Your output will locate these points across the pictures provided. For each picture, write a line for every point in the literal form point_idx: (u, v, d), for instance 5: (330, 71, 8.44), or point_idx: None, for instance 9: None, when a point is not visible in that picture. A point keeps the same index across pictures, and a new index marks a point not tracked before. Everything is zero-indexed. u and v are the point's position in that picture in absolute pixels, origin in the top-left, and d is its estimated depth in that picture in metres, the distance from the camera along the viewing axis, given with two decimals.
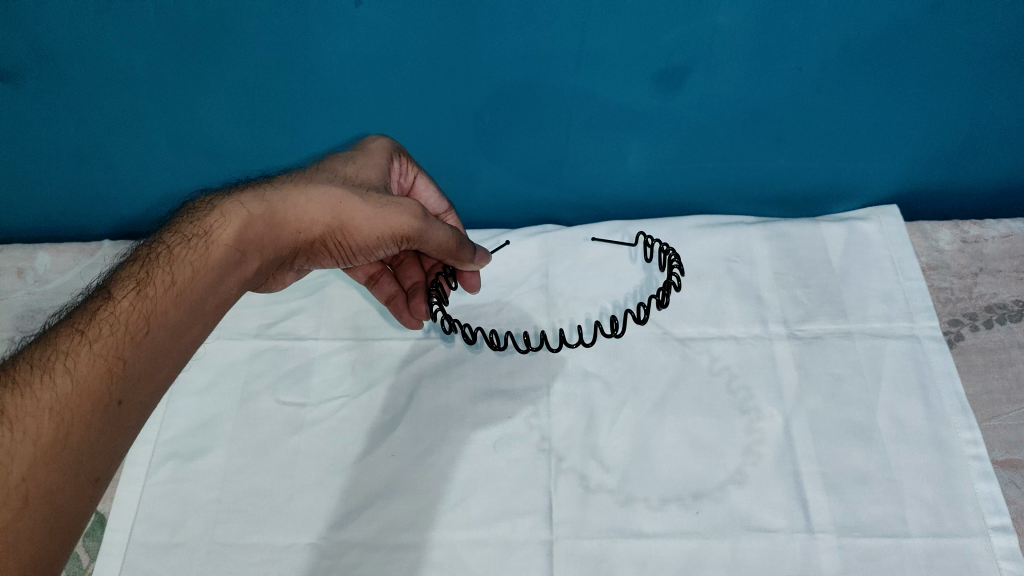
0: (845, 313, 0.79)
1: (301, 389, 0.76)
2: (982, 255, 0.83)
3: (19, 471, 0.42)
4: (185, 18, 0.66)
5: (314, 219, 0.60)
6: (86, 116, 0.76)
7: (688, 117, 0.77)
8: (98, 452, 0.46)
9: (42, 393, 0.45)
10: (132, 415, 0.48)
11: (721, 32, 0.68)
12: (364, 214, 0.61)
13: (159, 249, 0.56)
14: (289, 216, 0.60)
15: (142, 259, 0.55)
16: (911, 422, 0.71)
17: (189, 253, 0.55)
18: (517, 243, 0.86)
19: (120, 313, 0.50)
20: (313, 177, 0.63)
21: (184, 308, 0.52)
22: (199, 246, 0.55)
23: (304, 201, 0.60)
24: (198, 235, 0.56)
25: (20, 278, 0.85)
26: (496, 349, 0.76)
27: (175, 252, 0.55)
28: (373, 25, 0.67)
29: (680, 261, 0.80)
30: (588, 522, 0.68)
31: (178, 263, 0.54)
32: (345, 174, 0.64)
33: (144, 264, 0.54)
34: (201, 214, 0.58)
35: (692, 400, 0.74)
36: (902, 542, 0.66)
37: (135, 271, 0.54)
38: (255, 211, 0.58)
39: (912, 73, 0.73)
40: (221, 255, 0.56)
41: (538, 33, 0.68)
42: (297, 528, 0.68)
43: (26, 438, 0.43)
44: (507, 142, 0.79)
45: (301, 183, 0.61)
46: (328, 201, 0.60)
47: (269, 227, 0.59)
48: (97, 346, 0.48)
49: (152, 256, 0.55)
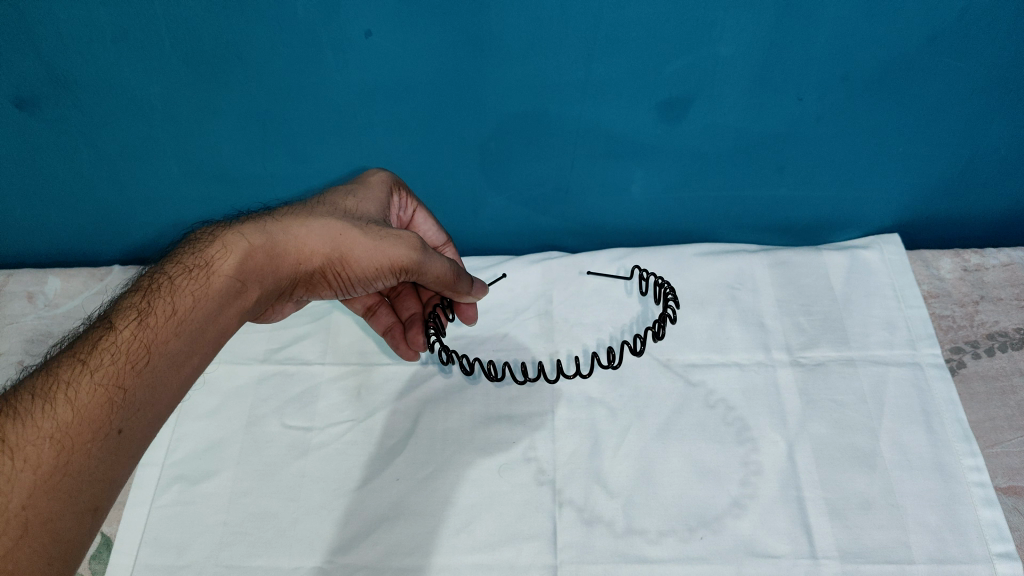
0: (847, 340, 0.79)
1: (307, 413, 0.76)
2: (983, 283, 0.84)
3: (19, 500, 0.43)
4: (200, 47, 0.68)
5: (314, 250, 0.61)
6: (98, 143, 0.77)
7: (691, 145, 0.78)
8: (98, 480, 0.46)
9: (43, 421, 0.45)
10: (131, 443, 0.49)
11: (723, 62, 0.69)
12: (364, 246, 0.62)
13: (160, 279, 0.56)
14: (289, 247, 0.60)
15: (142, 289, 0.56)
16: (915, 449, 0.72)
17: (190, 284, 0.56)
18: (518, 271, 0.86)
19: (120, 342, 0.51)
20: (313, 209, 0.63)
21: (185, 337, 0.53)
22: (200, 277, 0.56)
23: (304, 233, 0.61)
24: (199, 266, 0.57)
25: (30, 302, 0.86)
26: (494, 380, 0.76)
27: (176, 282, 0.56)
28: (383, 54, 0.68)
29: (675, 295, 0.82)
30: (592, 546, 0.68)
31: (179, 293, 0.55)
32: (345, 206, 0.65)
33: (145, 295, 0.55)
34: (202, 244, 0.59)
35: (696, 426, 0.74)
36: (906, 568, 0.66)
37: (136, 301, 0.54)
38: (255, 242, 0.59)
39: (911, 105, 0.74)
40: (221, 286, 0.56)
41: (545, 64, 0.69)
42: (303, 551, 0.68)
43: (27, 467, 0.44)
44: (512, 170, 0.80)
45: (301, 215, 0.62)
46: (328, 233, 0.61)
47: (270, 257, 0.59)
48: (98, 375, 0.49)
49: (153, 286, 0.55)
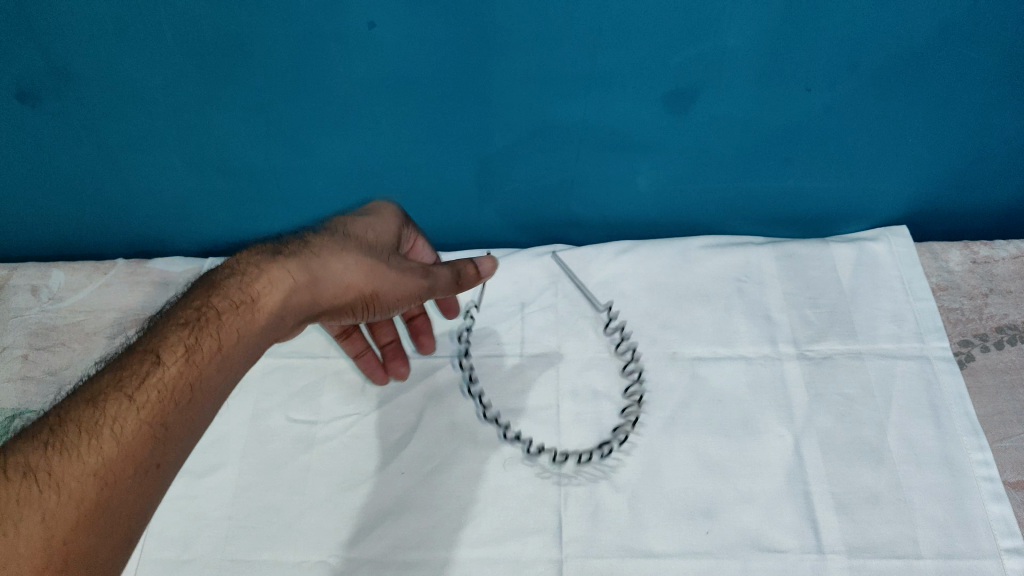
0: (855, 333, 0.79)
1: (312, 406, 0.76)
2: (992, 275, 0.83)
3: (61, 533, 0.43)
4: (202, 38, 0.67)
5: (352, 287, 0.61)
6: (100, 136, 0.76)
7: (697, 137, 0.77)
8: (138, 517, 0.46)
9: (90, 458, 0.45)
10: (169, 475, 0.49)
11: (730, 53, 0.69)
12: (394, 283, 0.63)
13: (205, 312, 0.54)
14: (329, 284, 0.59)
15: (183, 321, 0.54)
16: (923, 444, 0.71)
17: (236, 321, 0.54)
18: (525, 262, 0.86)
19: (168, 378, 0.50)
20: (346, 239, 0.62)
21: (227, 376, 0.53)
22: (247, 313, 0.55)
23: (344, 270, 0.60)
24: (245, 302, 0.55)
25: (35, 296, 0.85)
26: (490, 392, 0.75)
27: (222, 317, 0.54)
28: (387, 47, 0.68)
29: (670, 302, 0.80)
30: (598, 541, 0.68)
31: (226, 330, 0.54)
32: (372, 238, 0.64)
33: (190, 327, 0.53)
34: (242, 276, 0.57)
35: (703, 419, 0.74)
36: (914, 563, 0.65)
37: (180, 334, 0.53)
38: (299, 279, 0.58)
39: (921, 96, 0.74)
40: (265, 323, 0.55)
41: (550, 55, 0.69)
42: (308, 545, 0.68)
43: (71, 502, 0.44)
44: (517, 163, 0.80)
45: (338, 247, 0.61)
46: (364, 270, 0.61)
47: (312, 295, 0.59)
48: (144, 410, 0.48)
49: (199, 319, 0.54)
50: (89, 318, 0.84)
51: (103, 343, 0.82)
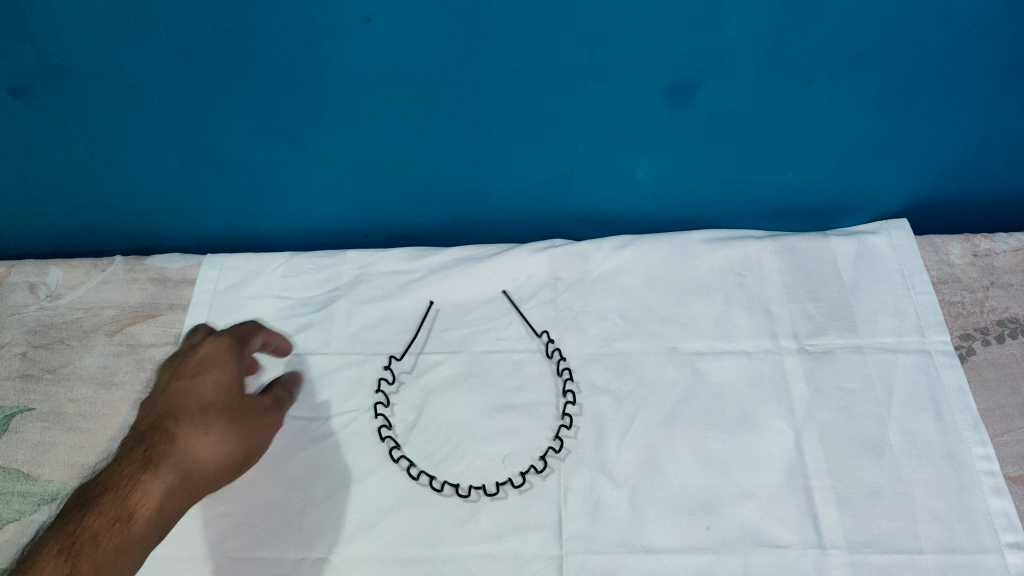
0: (855, 327, 0.79)
1: (311, 404, 0.76)
2: (993, 268, 0.83)
3: None
4: (198, 33, 0.67)
5: (228, 463, 0.65)
6: (96, 132, 0.76)
7: (696, 130, 0.77)
8: None
9: None
10: None
11: (729, 45, 0.68)
12: (262, 437, 0.68)
13: (80, 534, 0.58)
14: (199, 476, 0.64)
15: (58, 543, 0.58)
16: (924, 438, 0.71)
17: (112, 539, 0.58)
18: (523, 258, 0.84)
19: None
20: (212, 419, 0.65)
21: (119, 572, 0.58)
22: (123, 530, 0.59)
23: (212, 455, 0.64)
24: (120, 518, 0.59)
25: (32, 293, 0.85)
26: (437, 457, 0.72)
27: (99, 539, 0.58)
28: (384, 41, 0.67)
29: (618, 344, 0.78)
30: (598, 537, 0.67)
31: (100, 549, 0.58)
32: (217, 379, 0.67)
33: (63, 553, 0.57)
34: (116, 487, 0.61)
35: (703, 415, 0.74)
36: (915, 558, 0.65)
37: (55, 561, 0.57)
38: (170, 481, 0.62)
39: (921, 87, 0.73)
40: (143, 536, 0.60)
41: (548, 49, 0.68)
42: (308, 543, 0.68)
43: None
44: (515, 158, 0.79)
45: (203, 434, 0.64)
46: (233, 450, 0.65)
47: (186, 489, 0.63)
48: None
49: (72, 546, 0.57)
50: (87, 316, 0.83)
51: (102, 340, 0.81)
